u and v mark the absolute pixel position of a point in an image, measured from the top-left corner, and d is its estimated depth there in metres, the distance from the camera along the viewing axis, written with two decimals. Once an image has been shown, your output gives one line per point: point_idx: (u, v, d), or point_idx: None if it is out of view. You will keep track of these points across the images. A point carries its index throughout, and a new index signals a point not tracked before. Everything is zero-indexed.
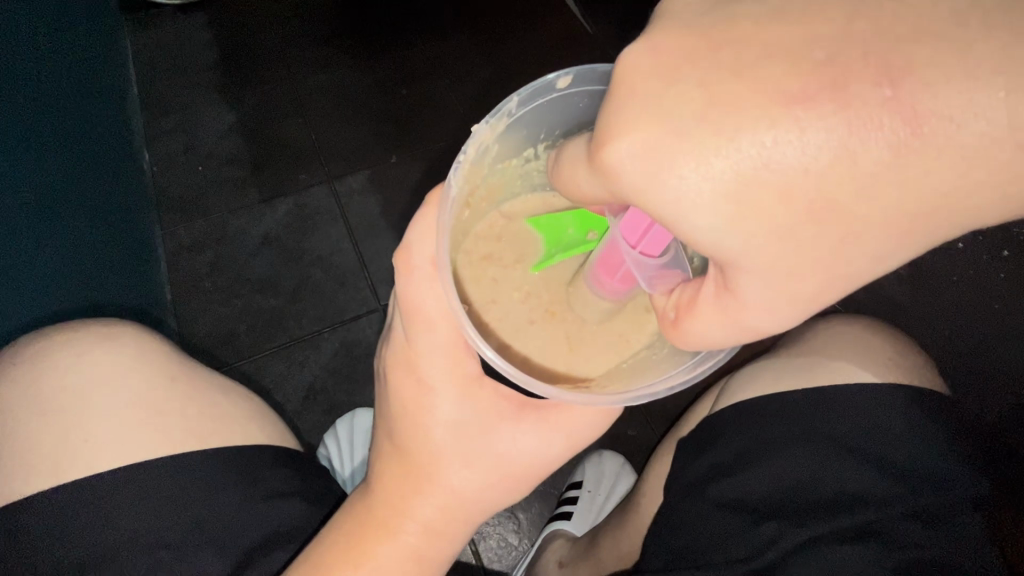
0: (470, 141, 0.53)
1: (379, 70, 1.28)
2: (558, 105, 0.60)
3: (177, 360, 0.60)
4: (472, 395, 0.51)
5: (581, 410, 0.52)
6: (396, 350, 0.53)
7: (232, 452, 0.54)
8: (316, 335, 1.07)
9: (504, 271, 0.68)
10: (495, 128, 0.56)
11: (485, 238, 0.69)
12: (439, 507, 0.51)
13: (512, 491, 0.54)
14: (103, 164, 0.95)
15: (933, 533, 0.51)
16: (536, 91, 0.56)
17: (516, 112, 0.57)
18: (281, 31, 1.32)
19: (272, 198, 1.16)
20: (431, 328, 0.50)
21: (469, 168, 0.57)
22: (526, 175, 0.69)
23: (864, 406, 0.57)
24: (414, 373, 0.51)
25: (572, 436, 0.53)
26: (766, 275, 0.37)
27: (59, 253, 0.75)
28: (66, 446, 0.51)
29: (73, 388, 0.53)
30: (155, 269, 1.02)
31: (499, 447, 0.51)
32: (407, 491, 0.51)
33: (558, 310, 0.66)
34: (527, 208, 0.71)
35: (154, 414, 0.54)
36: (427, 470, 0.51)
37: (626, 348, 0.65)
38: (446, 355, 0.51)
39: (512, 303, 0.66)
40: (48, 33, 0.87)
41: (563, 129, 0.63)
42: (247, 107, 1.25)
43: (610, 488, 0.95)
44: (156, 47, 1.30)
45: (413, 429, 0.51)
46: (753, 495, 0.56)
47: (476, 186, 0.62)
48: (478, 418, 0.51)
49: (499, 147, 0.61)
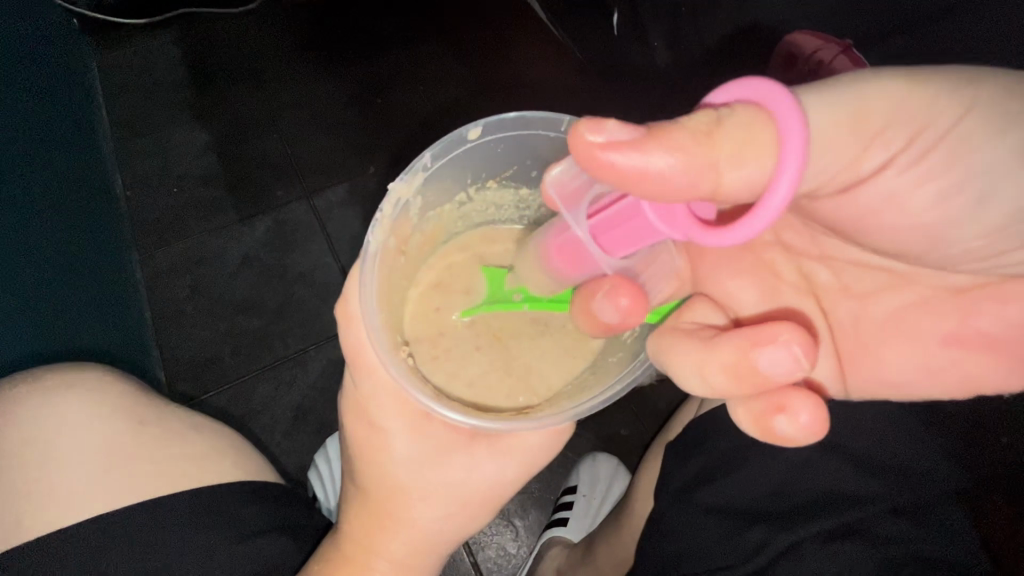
0: (385, 199, 0.56)
1: (349, 82, 1.26)
2: (475, 154, 0.61)
3: (146, 401, 0.59)
4: (422, 430, 0.52)
5: (529, 433, 0.52)
6: (348, 401, 0.55)
7: (208, 490, 0.54)
8: (301, 353, 1.05)
9: (451, 299, 0.68)
10: (413, 183, 0.59)
11: (433, 273, 0.70)
12: (409, 541, 0.51)
13: (476, 519, 0.52)
14: (80, 198, 0.94)
15: (917, 528, 0.50)
16: (448, 145, 0.58)
17: (432, 164, 0.59)
18: (249, 46, 1.31)
19: (248, 217, 1.14)
20: (373, 372, 0.52)
21: (391, 223, 0.59)
22: (464, 215, 0.70)
23: (822, 445, 0.55)
24: (364, 416, 0.53)
25: (525, 458, 0.52)
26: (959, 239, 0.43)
27: (43, 296, 0.74)
28: (35, 499, 0.50)
29: (41, 439, 0.53)
30: (135, 299, 1.01)
31: (455, 475, 0.51)
32: (374, 528, 0.51)
33: (503, 334, 0.65)
34: (470, 243, 0.71)
35: (126, 460, 0.54)
36: (393, 501, 0.50)
37: (580, 360, 0.64)
38: (391, 395, 0.52)
39: (457, 333, 0.66)
40: (16, 76, 0.86)
41: (488, 169, 0.64)
42: (216, 126, 1.23)
43: (605, 490, 0.94)
44: (122, 69, 1.29)
45: (369, 468, 0.52)
46: (737, 502, 0.56)
47: (407, 234, 0.63)
48: (429, 451, 0.51)
49: (425, 198, 0.63)
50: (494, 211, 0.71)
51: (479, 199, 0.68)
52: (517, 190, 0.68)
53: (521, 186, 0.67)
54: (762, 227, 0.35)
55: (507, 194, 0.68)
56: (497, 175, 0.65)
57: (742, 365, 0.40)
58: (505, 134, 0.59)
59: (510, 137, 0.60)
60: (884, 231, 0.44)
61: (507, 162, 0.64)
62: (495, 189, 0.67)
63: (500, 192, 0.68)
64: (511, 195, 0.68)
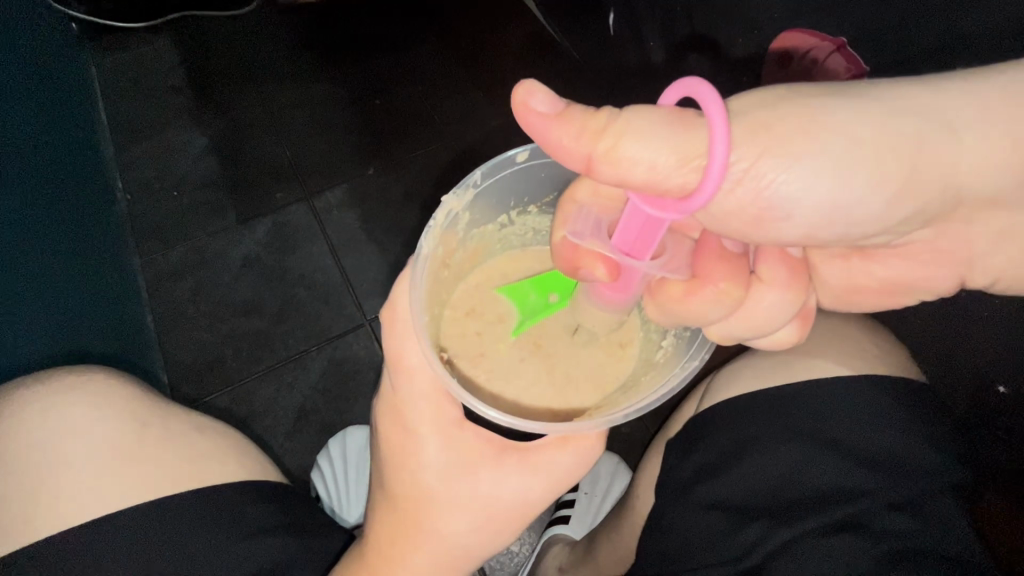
0: (439, 211, 0.56)
1: (349, 84, 1.27)
2: (519, 176, 0.62)
3: (149, 403, 0.60)
4: (454, 439, 0.52)
5: (563, 452, 0.53)
6: (384, 405, 0.55)
7: (211, 491, 0.54)
8: (303, 354, 1.05)
9: (486, 325, 0.68)
10: (463, 198, 0.59)
11: (465, 296, 0.70)
12: (433, 555, 0.51)
13: (501, 535, 0.53)
14: (80, 202, 0.95)
15: (912, 521, 0.51)
16: (498, 165, 0.59)
17: (481, 182, 0.59)
18: (247, 49, 1.32)
19: (249, 219, 1.15)
20: (411, 376, 0.53)
21: (441, 234, 0.59)
22: (503, 238, 0.71)
23: (827, 443, 0.55)
24: (400, 421, 0.53)
25: (554, 479, 0.53)
26: (804, 221, 0.49)
27: (45, 299, 0.75)
28: (39, 502, 0.51)
29: (45, 439, 0.54)
30: (137, 302, 1.02)
31: (484, 489, 0.51)
32: (399, 538, 0.51)
33: (544, 345, 0.66)
34: (502, 267, 0.72)
35: (129, 462, 0.54)
36: (420, 513, 0.51)
37: (616, 379, 0.65)
38: (429, 400, 0.52)
39: (502, 353, 0.65)
40: (17, 82, 0.87)
41: (531, 195, 0.66)
42: (217, 129, 1.24)
43: (607, 487, 0.96)
44: (120, 74, 1.29)
45: (401, 477, 0.52)
46: (737, 495, 0.57)
47: (452, 249, 0.64)
48: (462, 462, 0.51)
49: (470, 214, 0.63)
50: (532, 237, 0.72)
51: (519, 223, 0.70)
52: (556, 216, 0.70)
53: None
54: (717, 178, 0.40)
55: (547, 220, 0.70)
56: (539, 201, 0.67)
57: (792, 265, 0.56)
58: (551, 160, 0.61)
59: (553, 161, 0.62)
60: (740, 219, 0.49)
61: (550, 188, 0.66)
62: (536, 215, 0.69)
63: (541, 219, 0.70)
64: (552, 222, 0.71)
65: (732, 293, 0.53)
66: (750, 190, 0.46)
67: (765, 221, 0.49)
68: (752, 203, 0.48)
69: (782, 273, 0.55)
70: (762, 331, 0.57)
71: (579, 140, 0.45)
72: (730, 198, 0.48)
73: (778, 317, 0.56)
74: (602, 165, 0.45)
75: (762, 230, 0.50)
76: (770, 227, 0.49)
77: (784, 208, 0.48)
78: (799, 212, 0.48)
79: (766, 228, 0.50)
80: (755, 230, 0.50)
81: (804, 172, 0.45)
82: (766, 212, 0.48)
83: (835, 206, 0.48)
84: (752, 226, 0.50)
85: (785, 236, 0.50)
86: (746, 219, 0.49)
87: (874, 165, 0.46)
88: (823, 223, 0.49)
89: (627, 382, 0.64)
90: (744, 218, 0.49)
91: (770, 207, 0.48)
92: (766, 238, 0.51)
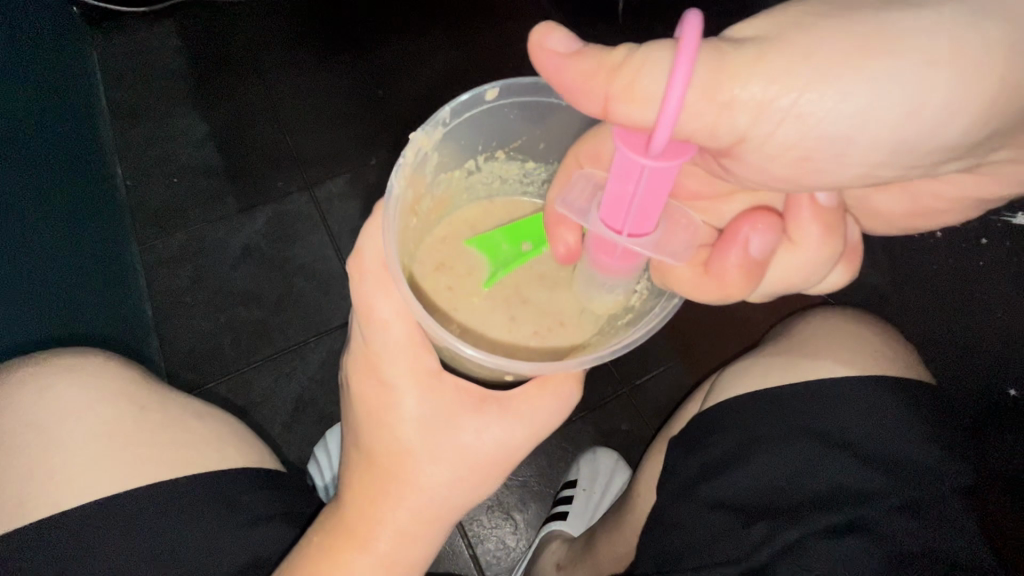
0: (409, 147, 0.54)
1: (351, 73, 1.26)
2: (488, 116, 0.61)
3: (147, 387, 0.59)
4: (432, 390, 0.51)
5: (542, 398, 0.53)
6: (355, 359, 0.54)
7: (209, 477, 0.53)
8: (302, 345, 1.04)
9: (455, 279, 0.67)
10: (432, 135, 0.58)
11: (433, 250, 0.68)
12: (410, 509, 0.50)
13: (487, 483, 0.53)
14: (80, 187, 0.94)
15: (920, 524, 0.50)
16: (467, 103, 0.58)
17: (449, 120, 0.58)
18: (249, 35, 1.31)
19: (249, 207, 1.14)
20: (386, 327, 0.51)
21: (411, 173, 0.58)
22: (469, 187, 0.70)
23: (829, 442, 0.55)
24: (374, 374, 0.52)
25: (534, 426, 0.52)
26: (848, 160, 0.46)
27: (44, 284, 0.74)
28: (34, 484, 0.50)
29: (42, 421, 0.53)
30: (135, 287, 1.00)
31: (465, 438, 0.50)
32: (378, 496, 0.50)
33: (513, 297, 0.65)
34: (470, 218, 0.71)
35: (126, 445, 0.53)
36: (398, 467, 0.50)
37: (591, 325, 0.65)
38: (406, 353, 0.51)
39: (473, 304, 0.65)
40: (18, 65, 0.86)
41: (499, 138, 0.66)
42: (219, 115, 1.22)
43: (605, 486, 0.94)
44: (122, 58, 1.28)
45: (377, 433, 0.51)
46: (742, 493, 0.56)
47: (420, 194, 0.62)
48: (439, 413, 0.51)
49: (438, 158, 0.62)
50: (500, 185, 0.72)
51: (485, 170, 0.69)
52: (523, 163, 0.70)
53: (528, 159, 0.69)
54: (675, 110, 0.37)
55: (513, 167, 0.70)
56: (506, 146, 0.67)
57: (823, 214, 0.54)
58: (520, 100, 0.60)
59: (522, 102, 0.61)
60: (780, 165, 0.48)
61: (518, 132, 0.65)
62: (502, 160, 0.69)
63: (506, 165, 0.70)
64: (517, 168, 0.70)
65: (740, 286, 0.55)
66: (791, 129, 0.44)
67: (810, 163, 0.47)
68: (793, 148, 0.46)
69: (814, 230, 0.54)
70: (800, 284, 0.59)
71: (592, 77, 0.45)
72: (774, 144, 0.46)
73: (816, 270, 0.57)
74: (614, 99, 0.44)
75: (807, 172, 0.48)
76: (812, 166, 0.47)
77: (832, 147, 0.45)
78: (846, 154, 0.46)
79: (814, 173, 0.48)
80: (799, 174, 0.48)
81: (844, 103, 0.43)
82: (810, 151, 0.46)
83: (879, 145, 0.45)
84: (796, 172, 0.48)
85: (836, 177, 0.48)
86: (791, 162, 0.47)
87: (909, 109, 0.44)
88: (869, 165, 0.47)
89: (602, 327, 0.64)
90: (782, 162, 0.47)
91: (814, 148, 0.46)
92: (816, 182, 0.49)
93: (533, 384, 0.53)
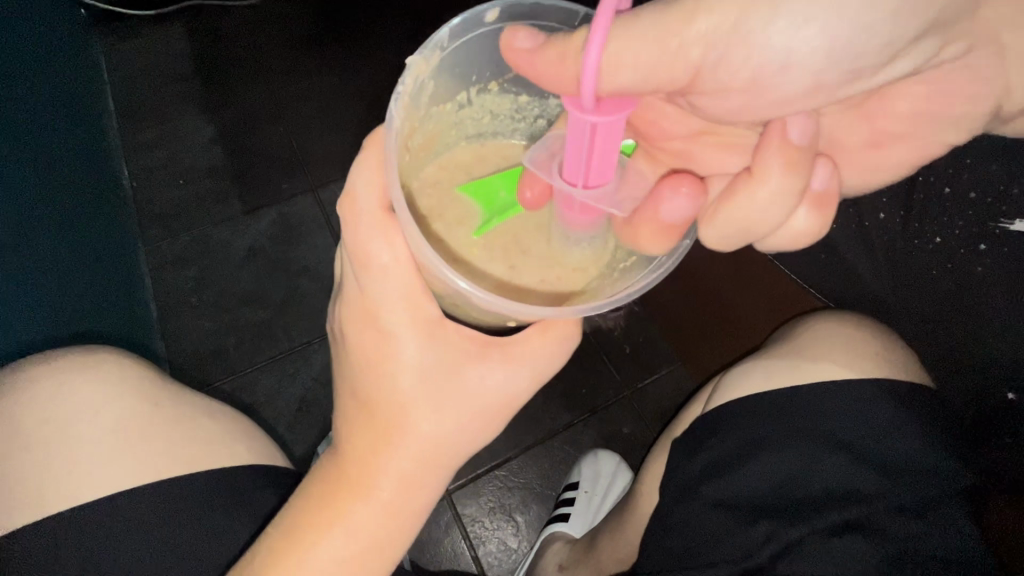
0: (407, 71, 0.53)
1: (356, 76, 1.27)
2: (484, 43, 0.61)
3: (156, 384, 0.60)
4: (433, 336, 0.51)
5: (543, 344, 0.54)
6: (349, 303, 0.53)
7: (217, 473, 0.54)
8: (305, 346, 1.05)
9: (448, 226, 0.66)
10: (429, 61, 0.57)
11: (426, 197, 0.67)
12: (413, 453, 0.50)
13: (489, 429, 0.53)
14: (88, 188, 0.95)
15: (920, 525, 0.51)
16: (466, 24, 0.57)
17: (447, 45, 0.57)
18: (255, 37, 1.32)
19: (254, 208, 1.15)
20: (383, 274, 0.50)
21: (407, 103, 0.57)
22: (460, 123, 0.70)
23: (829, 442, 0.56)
24: (371, 320, 0.51)
25: (536, 369, 0.53)
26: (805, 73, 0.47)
27: (51, 285, 0.75)
28: (46, 479, 0.51)
29: (53, 416, 0.53)
30: (140, 288, 1.01)
31: (468, 385, 0.51)
32: (378, 444, 0.50)
33: (508, 243, 0.64)
34: (463, 161, 0.71)
35: (135, 441, 0.54)
36: (399, 414, 0.50)
37: (590, 268, 0.64)
38: (404, 297, 0.51)
39: (467, 249, 0.64)
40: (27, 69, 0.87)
41: (493, 70, 0.65)
42: (224, 116, 1.24)
43: (607, 486, 0.95)
44: (128, 61, 1.29)
45: (377, 379, 0.51)
46: (743, 493, 0.57)
47: (414, 127, 0.61)
48: (440, 360, 0.51)
49: (433, 88, 0.61)
50: (490, 122, 0.72)
51: (477, 104, 0.69)
52: (516, 97, 0.69)
53: (521, 93, 0.69)
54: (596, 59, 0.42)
55: (506, 101, 0.70)
56: (500, 78, 0.66)
57: (788, 152, 0.50)
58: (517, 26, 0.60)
59: None
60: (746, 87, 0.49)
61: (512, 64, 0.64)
62: (495, 93, 0.68)
63: (499, 98, 0.69)
64: (510, 102, 0.70)
65: (669, 234, 0.55)
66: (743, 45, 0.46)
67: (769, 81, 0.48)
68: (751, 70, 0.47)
69: (776, 163, 0.50)
70: (760, 227, 0.53)
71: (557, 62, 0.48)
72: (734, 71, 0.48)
73: (776, 208, 0.52)
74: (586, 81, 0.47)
75: (768, 91, 0.49)
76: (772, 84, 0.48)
77: (778, 65, 0.47)
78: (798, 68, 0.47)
79: (778, 91, 0.49)
80: (762, 92, 0.49)
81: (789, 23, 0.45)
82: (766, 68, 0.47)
83: (834, 59, 0.46)
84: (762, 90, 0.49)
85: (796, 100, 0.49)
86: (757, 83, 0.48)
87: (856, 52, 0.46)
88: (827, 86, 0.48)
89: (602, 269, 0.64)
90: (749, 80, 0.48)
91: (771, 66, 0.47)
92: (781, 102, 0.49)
93: (535, 327, 0.54)
